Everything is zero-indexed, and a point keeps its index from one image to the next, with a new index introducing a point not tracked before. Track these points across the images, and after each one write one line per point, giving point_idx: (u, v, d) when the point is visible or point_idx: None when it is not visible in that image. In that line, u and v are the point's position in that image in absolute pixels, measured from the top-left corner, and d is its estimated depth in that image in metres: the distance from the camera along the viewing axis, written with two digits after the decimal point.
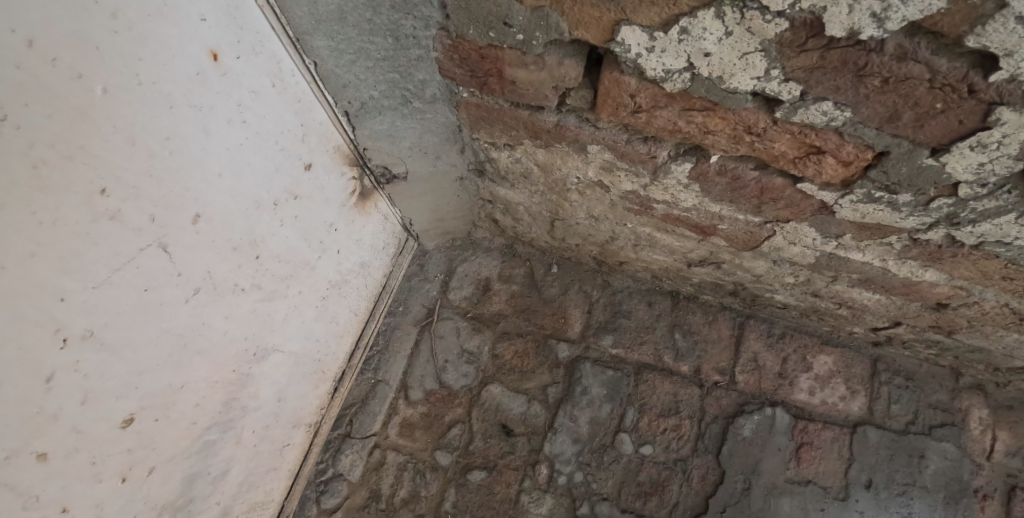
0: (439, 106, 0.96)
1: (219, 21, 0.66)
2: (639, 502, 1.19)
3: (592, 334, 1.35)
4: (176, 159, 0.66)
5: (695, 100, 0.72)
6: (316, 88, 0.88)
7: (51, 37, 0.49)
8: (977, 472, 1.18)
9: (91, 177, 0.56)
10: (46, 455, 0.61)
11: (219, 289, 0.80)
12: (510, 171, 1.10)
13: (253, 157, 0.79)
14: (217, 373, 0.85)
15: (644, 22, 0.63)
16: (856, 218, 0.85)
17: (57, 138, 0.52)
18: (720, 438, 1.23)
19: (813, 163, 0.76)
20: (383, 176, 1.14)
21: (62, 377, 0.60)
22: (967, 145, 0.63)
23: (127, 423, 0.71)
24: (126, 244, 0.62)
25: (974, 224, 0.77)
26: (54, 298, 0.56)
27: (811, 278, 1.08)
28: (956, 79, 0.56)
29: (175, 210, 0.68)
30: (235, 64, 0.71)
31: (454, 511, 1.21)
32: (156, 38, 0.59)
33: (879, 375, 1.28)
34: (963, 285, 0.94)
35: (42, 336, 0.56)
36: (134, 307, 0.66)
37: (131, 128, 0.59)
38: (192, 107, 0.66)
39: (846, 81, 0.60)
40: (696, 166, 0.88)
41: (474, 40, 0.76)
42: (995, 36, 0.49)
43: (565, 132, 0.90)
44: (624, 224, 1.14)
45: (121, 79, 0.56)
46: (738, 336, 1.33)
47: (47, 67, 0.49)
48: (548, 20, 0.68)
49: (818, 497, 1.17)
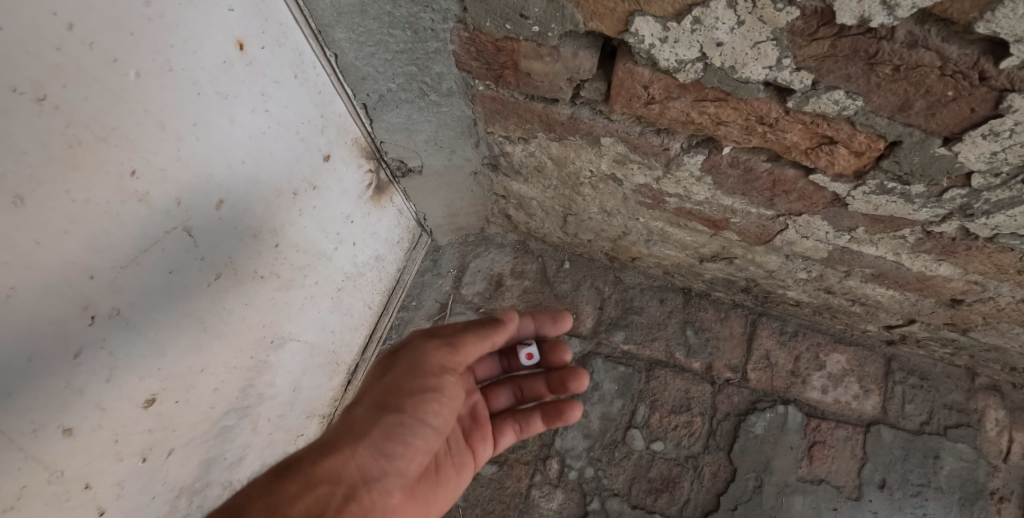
0: (455, 100, 0.97)
1: (245, 12, 0.69)
2: (650, 499, 1.19)
3: (603, 330, 1.35)
4: (203, 146, 0.68)
5: (709, 91, 0.73)
6: (335, 81, 0.90)
7: (89, 21, 0.51)
8: (993, 474, 1.17)
9: (122, 159, 0.58)
10: (72, 431, 0.63)
11: (240, 275, 0.82)
12: (524, 165, 1.11)
13: (275, 147, 0.82)
14: (236, 358, 0.87)
15: (658, 11, 0.64)
16: (869, 210, 0.85)
17: (92, 120, 0.54)
18: (731, 436, 1.23)
19: (826, 153, 0.77)
20: (399, 170, 1.16)
21: (89, 354, 0.62)
22: (979, 133, 0.64)
23: (148, 403, 0.73)
24: (153, 226, 0.65)
25: (987, 215, 0.77)
26: (84, 276, 0.58)
27: (824, 273, 1.08)
28: (966, 67, 0.57)
29: (200, 197, 0.70)
30: (260, 54, 0.73)
31: (465, 505, 1.21)
32: (187, 27, 0.61)
33: (893, 374, 1.27)
34: (977, 280, 0.94)
35: (70, 312, 0.58)
36: (159, 289, 0.68)
37: (161, 113, 0.61)
38: (219, 95, 0.68)
39: (857, 69, 0.61)
40: (708, 158, 0.89)
41: (490, 32, 0.77)
42: (1005, 21, 0.50)
43: (579, 124, 0.92)
44: (636, 218, 1.15)
45: (153, 65, 0.59)
46: (750, 334, 1.33)
47: (85, 51, 0.52)
48: (564, 11, 0.69)
49: (831, 496, 1.16)
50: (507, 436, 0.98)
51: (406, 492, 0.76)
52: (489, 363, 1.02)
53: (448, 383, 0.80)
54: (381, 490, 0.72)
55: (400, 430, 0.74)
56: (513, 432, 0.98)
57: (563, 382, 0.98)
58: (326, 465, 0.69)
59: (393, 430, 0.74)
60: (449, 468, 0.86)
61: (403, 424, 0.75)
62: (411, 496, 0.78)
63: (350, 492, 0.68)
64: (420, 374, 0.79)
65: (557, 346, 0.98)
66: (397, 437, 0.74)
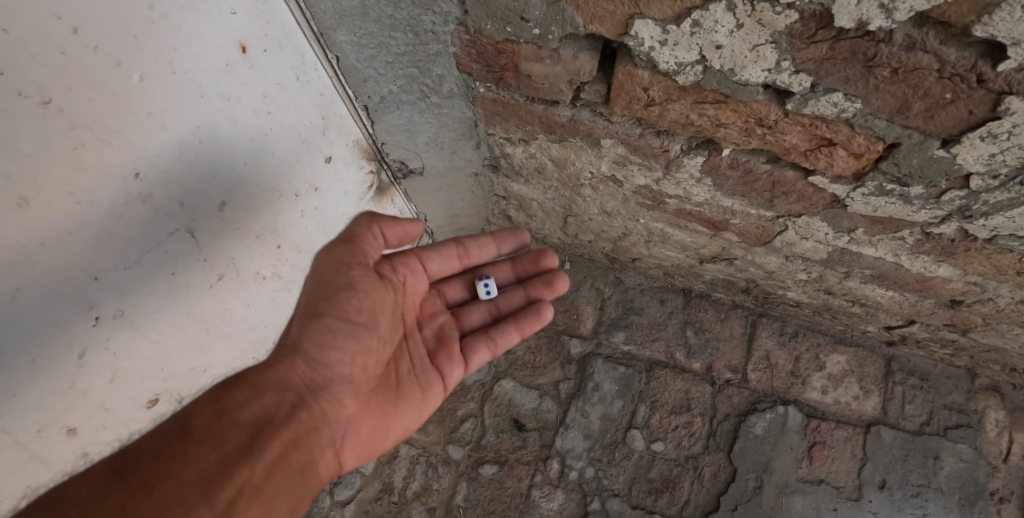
0: (456, 102, 0.96)
1: (247, 14, 0.69)
2: (650, 499, 1.19)
3: (604, 331, 1.36)
4: (206, 147, 0.69)
5: (708, 94, 0.74)
6: (337, 83, 0.91)
7: (93, 24, 0.51)
8: (993, 474, 1.17)
9: (126, 161, 0.59)
10: (75, 431, 0.65)
11: (243, 276, 0.83)
12: (525, 166, 1.11)
13: (278, 149, 0.83)
14: (237, 359, 0.89)
15: (657, 15, 0.64)
16: (868, 211, 0.86)
17: (96, 122, 0.55)
18: (731, 436, 1.23)
19: (825, 155, 0.77)
20: (400, 172, 1.17)
21: (93, 354, 0.63)
22: (978, 135, 0.64)
23: (151, 404, 0.75)
24: (156, 228, 0.65)
25: (986, 216, 0.77)
26: (88, 277, 0.59)
27: (824, 274, 1.09)
28: (965, 69, 0.57)
29: (203, 198, 0.71)
30: (262, 57, 0.74)
31: (465, 505, 1.21)
32: (190, 30, 0.62)
33: (893, 375, 1.27)
34: (977, 281, 0.94)
35: (75, 313, 0.59)
36: (162, 290, 0.69)
37: (164, 115, 0.62)
38: (221, 97, 0.69)
39: (856, 72, 0.62)
40: (708, 160, 0.89)
41: (491, 35, 0.77)
42: (1003, 24, 0.50)
43: (579, 126, 0.92)
44: (636, 219, 1.15)
45: (156, 68, 0.59)
46: (750, 334, 1.33)
47: (89, 54, 0.52)
48: (564, 14, 0.70)
49: (831, 496, 1.17)
50: (478, 354, 0.96)
51: (361, 399, 0.78)
52: (459, 285, 1.02)
53: (358, 276, 0.76)
54: (331, 398, 0.74)
55: (331, 336, 0.73)
56: (485, 348, 0.96)
57: (547, 286, 1.01)
58: (271, 374, 0.70)
59: (318, 333, 0.72)
60: (412, 384, 0.85)
61: (328, 328, 0.73)
62: (369, 404, 0.79)
63: (298, 400, 0.71)
64: (325, 275, 0.74)
65: (541, 255, 1.04)
66: (322, 341, 0.73)
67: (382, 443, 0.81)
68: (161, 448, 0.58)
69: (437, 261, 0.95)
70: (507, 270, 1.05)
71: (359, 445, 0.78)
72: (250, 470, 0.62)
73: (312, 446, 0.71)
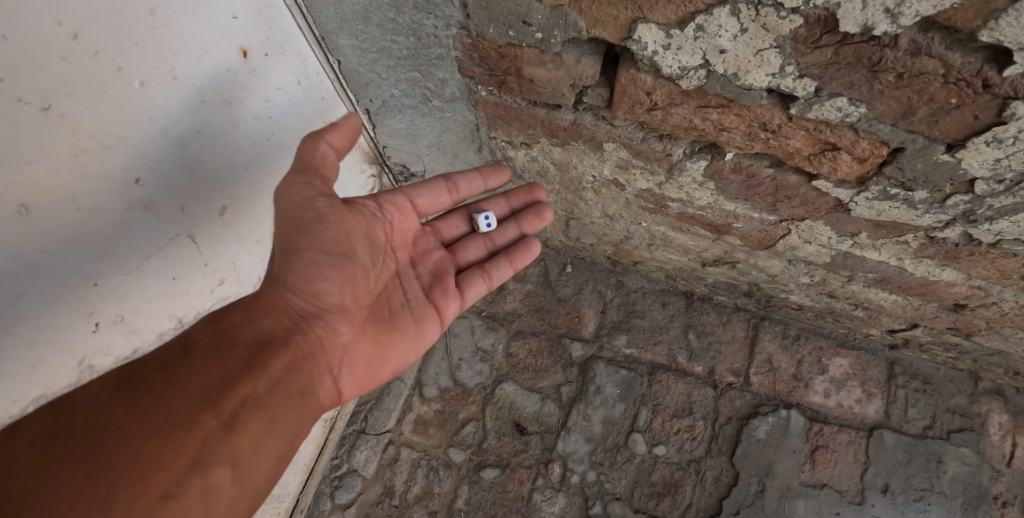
0: (458, 106, 0.95)
1: (250, 20, 0.69)
2: (652, 503, 1.19)
3: (606, 334, 1.35)
4: (206, 152, 0.69)
5: (711, 98, 0.73)
6: (338, 86, 0.92)
7: (95, 31, 0.51)
8: (997, 478, 1.16)
9: (127, 167, 0.59)
10: None
11: (242, 280, 0.83)
12: (527, 170, 1.10)
13: (278, 152, 0.83)
14: None
15: (661, 19, 0.64)
16: (872, 216, 0.85)
17: (98, 129, 0.54)
18: (733, 440, 1.23)
19: (829, 160, 0.77)
20: (402, 175, 1.18)
21: (93, 359, 0.63)
22: (983, 140, 0.64)
23: None
24: (157, 233, 0.65)
25: (991, 221, 0.77)
26: (89, 284, 0.59)
27: (827, 278, 1.08)
28: (970, 74, 0.57)
29: (203, 203, 0.71)
30: (264, 61, 0.74)
31: (467, 508, 1.21)
32: (192, 35, 0.62)
33: (896, 378, 1.27)
34: (981, 285, 0.94)
35: (76, 320, 0.59)
36: (162, 295, 0.69)
37: (165, 120, 0.62)
38: (223, 102, 0.69)
39: (860, 77, 0.61)
40: (710, 164, 0.89)
41: (493, 39, 0.77)
42: (1009, 29, 0.50)
43: (582, 129, 0.92)
44: (638, 223, 1.15)
45: (158, 74, 0.59)
46: (752, 338, 1.33)
47: (90, 60, 0.52)
48: (566, 19, 0.70)
49: (833, 500, 1.16)
50: (475, 287, 0.94)
51: (357, 326, 0.77)
52: (456, 221, 0.99)
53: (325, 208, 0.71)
54: (325, 324, 0.73)
55: (314, 267, 0.71)
56: (481, 282, 0.95)
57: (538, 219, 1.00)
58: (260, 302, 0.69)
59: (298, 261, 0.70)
60: (406, 315, 0.84)
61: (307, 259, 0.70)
62: (365, 332, 0.78)
63: (293, 325, 0.70)
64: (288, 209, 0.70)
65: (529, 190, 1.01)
66: (303, 270, 0.70)
67: (381, 373, 0.80)
68: (166, 360, 0.58)
69: (427, 198, 0.92)
70: (502, 204, 1.01)
71: (361, 371, 0.77)
72: (254, 383, 0.62)
73: (313, 369, 0.70)
